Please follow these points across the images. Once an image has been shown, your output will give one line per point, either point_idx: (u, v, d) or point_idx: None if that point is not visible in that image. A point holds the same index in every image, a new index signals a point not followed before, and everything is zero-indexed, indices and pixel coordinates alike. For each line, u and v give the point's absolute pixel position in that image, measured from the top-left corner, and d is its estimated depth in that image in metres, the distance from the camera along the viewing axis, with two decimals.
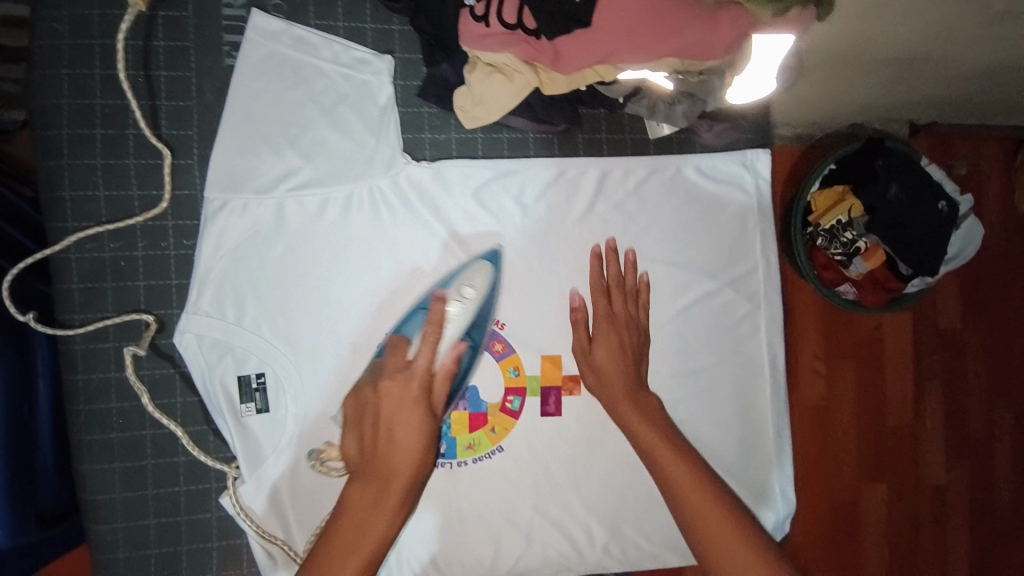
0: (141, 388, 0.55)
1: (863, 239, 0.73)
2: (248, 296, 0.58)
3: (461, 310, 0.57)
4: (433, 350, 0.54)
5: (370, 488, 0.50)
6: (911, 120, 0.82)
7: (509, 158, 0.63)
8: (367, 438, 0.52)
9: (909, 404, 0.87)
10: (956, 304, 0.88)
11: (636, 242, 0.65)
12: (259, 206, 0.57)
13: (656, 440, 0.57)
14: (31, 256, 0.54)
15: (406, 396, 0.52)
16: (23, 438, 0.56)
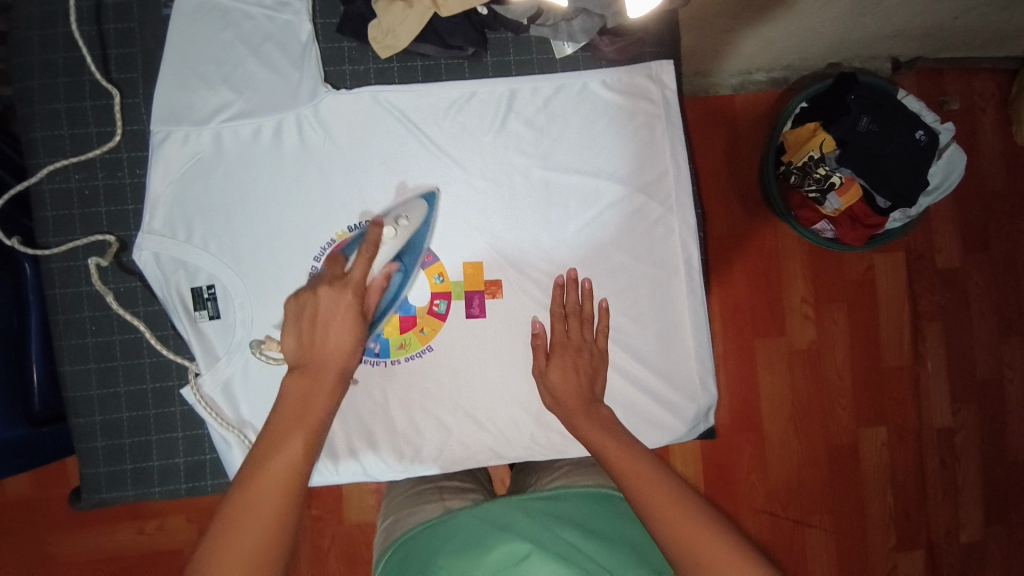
0: (106, 290, 0.64)
1: (837, 173, 1.09)
2: (195, 216, 0.66)
3: (395, 237, 0.65)
4: (367, 265, 0.60)
5: (307, 376, 0.55)
6: (893, 58, 1.22)
7: (424, 82, 0.69)
8: (304, 333, 0.57)
9: (909, 349, 1.34)
10: (954, 252, 1.33)
11: (549, 154, 0.70)
12: (202, 136, 0.66)
13: (605, 438, 0.60)
14: (10, 189, 0.63)
15: (340, 300, 0.58)
16: (17, 345, 0.66)
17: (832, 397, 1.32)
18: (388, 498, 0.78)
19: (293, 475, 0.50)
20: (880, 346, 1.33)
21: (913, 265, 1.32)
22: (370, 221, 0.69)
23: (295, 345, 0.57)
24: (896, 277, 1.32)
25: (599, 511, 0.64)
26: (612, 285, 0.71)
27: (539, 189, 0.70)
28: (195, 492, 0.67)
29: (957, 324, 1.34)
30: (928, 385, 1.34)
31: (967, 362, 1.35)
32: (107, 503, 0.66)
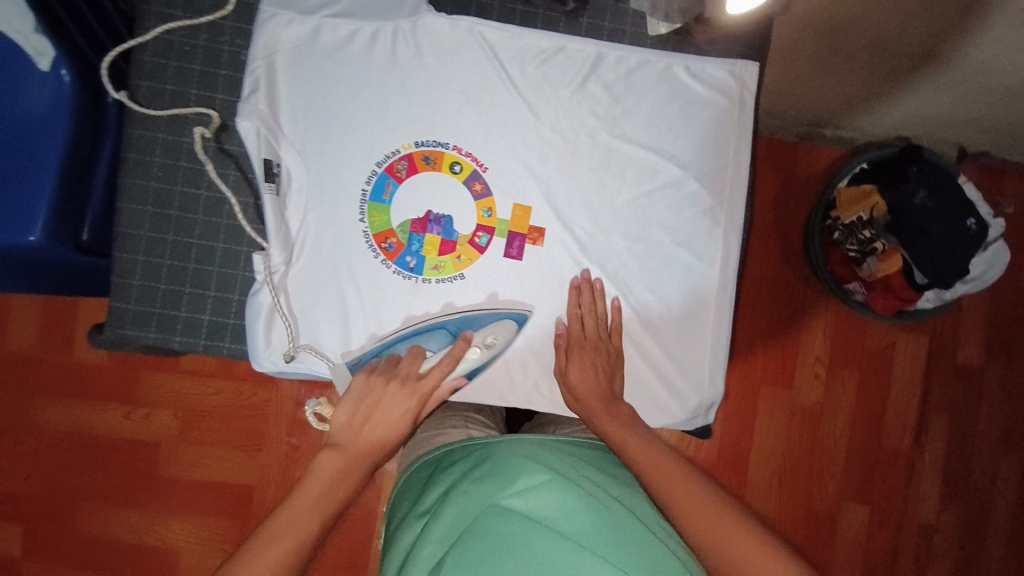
0: (203, 153, 0.67)
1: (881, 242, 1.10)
2: (279, 96, 0.70)
3: (477, 357, 0.69)
4: (442, 376, 0.67)
5: (342, 462, 0.61)
6: (960, 145, 1.22)
7: (520, 26, 0.72)
8: (354, 420, 0.64)
9: (911, 433, 1.32)
10: (975, 350, 1.32)
11: (618, 122, 0.72)
12: (304, 24, 0.69)
13: (626, 437, 0.63)
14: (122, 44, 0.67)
15: (402, 405, 0.66)
16: (84, 172, 0.70)
17: (824, 461, 1.31)
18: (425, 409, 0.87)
19: (293, 554, 0.53)
20: (882, 423, 1.32)
21: (934, 352, 1.32)
22: (437, 142, 0.72)
23: (342, 427, 0.64)
24: (916, 358, 1.32)
25: (613, 466, 0.66)
26: (646, 262, 0.72)
27: (600, 154, 0.72)
28: (211, 351, 0.70)
29: (962, 421, 1.33)
30: (920, 474, 1.33)
31: (964, 463, 1.33)
32: (125, 341, 0.68)
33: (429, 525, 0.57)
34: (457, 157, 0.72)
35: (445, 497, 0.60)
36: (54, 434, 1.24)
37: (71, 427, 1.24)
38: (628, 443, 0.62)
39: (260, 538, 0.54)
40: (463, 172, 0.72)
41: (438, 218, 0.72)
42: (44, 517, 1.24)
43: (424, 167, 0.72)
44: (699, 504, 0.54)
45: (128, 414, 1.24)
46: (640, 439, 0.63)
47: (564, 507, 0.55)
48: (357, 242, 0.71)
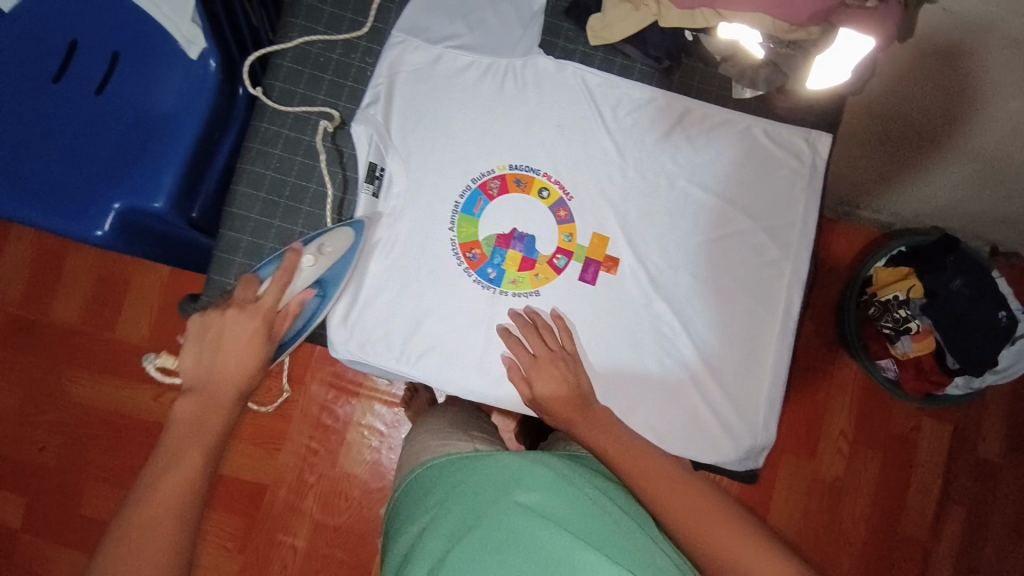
0: (321, 150, 0.74)
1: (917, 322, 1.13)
2: (395, 110, 0.77)
3: (313, 263, 0.69)
4: (280, 290, 0.63)
5: (202, 401, 0.57)
6: (992, 245, 1.25)
7: (617, 76, 0.79)
8: (205, 355, 0.59)
9: (928, 521, 1.31)
10: (996, 444, 1.32)
11: (696, 171, 0.78)
12: (426, 50, 0.77)
13: (624, 449, 0.62)
14: (266, 48, 0.75)
15: (248, 326, 0.61)
16: (204, 156, 0.76)
17: (839, 538, 1.30)
18: (425, 425, 0.85)
19: (189, 486, 0.53)
20: (901, 505, 1.31)
21: (955, 441, 1.32)
22: (530, 167, 0.78)
23: (194, 368, 0.59)
24: (938, 444, 1.32)
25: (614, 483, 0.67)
26: (709, 303, 0.76)
27: (677, 198, 0.78)
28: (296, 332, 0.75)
29: (980, 516, 1.31)
30: (934, 564, 1.31)
31: (979, 560, 1.30)
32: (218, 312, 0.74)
33: (435, 520, 0.59)
34: (546, 183, 0.78)
35: (450, 500, 0.61)
36: (83, 409, 1.27)
37: (100, 404, 1.27)
38: (613, 444, 0.63)
39: (169, 456, 0.54)
40: (550, 198, 0.77)
41: (522, 237, 0.77)
42: (56, 491, 1.25)
43: (515, 189, 0.77)
44: (693, 503, 0.56)
45: (158, 398, 1.27)
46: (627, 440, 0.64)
47: (561, 507, 0.57)
48: (444, 249, 0.76)
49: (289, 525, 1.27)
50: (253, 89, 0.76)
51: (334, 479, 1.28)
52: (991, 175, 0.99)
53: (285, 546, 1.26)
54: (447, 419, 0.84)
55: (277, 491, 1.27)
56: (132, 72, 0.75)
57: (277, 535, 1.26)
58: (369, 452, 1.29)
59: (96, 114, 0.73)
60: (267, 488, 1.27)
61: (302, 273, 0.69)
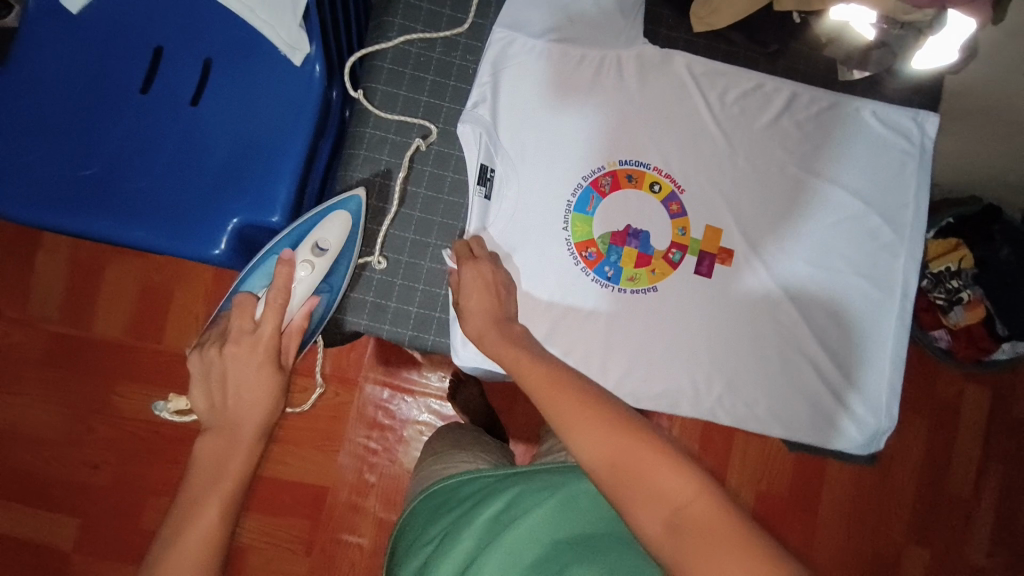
0: (404, 168, 0.72)
1: (967, 291, 1.11)
2: (503, 107, 0.74)
3: (309, 271, 0.68)
4: (276, 313, 0.63)
5: (220, 442, 0.57)
6: None
7: (722, 63, 0.78)
8: (214, 396, 0.60)
9: (972, 483, 1.35)
10: None
11: (808, 158, 0.78)
12: (531, 45, 0.75)
13: (582, 419, 0.51)
14: (363, 49, 0.72)
15: (252, 360, 0.60)
16: (308, 163, 0.72)
17: (889, 504, 1.34)
18: (433, 445, 0.91)
19: (206, 543, 0.51)
20: (947, 468, 1.35)
21: (996, 404, 1.36)
22: (640, 162, 0.77)
23: (210, 408, 0.60)
24: (980, 408, 1.35)
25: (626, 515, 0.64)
26: (827, 290, 0.77)
27: (789, 186, 0.77)
28: (415, 342, 0.74)
29: (1021, 476, 1.36)
30: (976, 522, 1.35)
31: (1020, 518, 1.36)
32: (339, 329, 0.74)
33: (457, 546, 0.60)
34: (657, 177, 0.77)
35: (450, 535, 0.63)
36: (128, 422, 1.20)
37: (147, 416, 1.20)
38: (522, 361, 0.59)
39: (186, 508, 0.53)
40: (662, 191, 0.77)
41: (636, 233, 0.76)
42: (106, 511, 1.18)
43: (626, 184, 0.76)
44: (603, 429, 0.50)
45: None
46: (541, 359, 0.59)
47: (586, 549, 0.56)
48: (560, 249, 0.75)
49: (352, 525, 1.23)
50: (354, 92, 0.73)
51: (395, 476, 1.24)
52: None
53: (351, 546, 1.23)
54: (451, 439, 0.90)
55: (338, 492, 1.23)
56: (226, 76, 0.70)
57: (342, 535, 1.23)
58: None
59: (195, 125, 0.69)
60: (328, 490, 1.23)
61: (298, 283, 0.68)
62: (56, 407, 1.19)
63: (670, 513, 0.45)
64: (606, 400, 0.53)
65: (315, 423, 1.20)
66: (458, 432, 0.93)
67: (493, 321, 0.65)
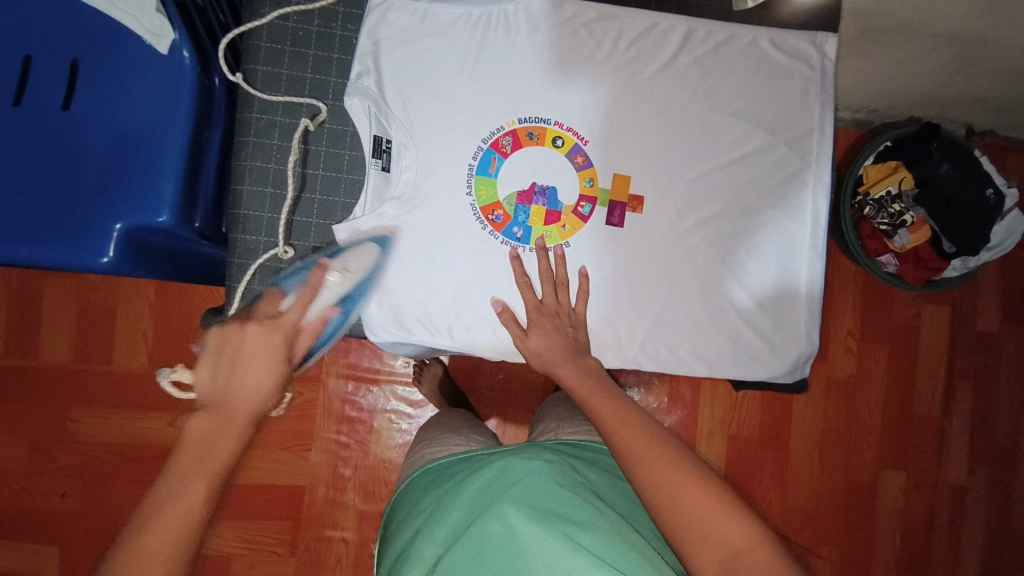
0: (295, 150, 0.69)
1: (910, 210, 1.12)
2: (390, 77, 0.72)
3: (338, 281, 0.68)
4: (303, 308, 0.65)
5: (216, 417, 0.54)
6: (969, 126, 1.25)
7: (614, 6, 0.76)
8: (220, 372, 0.57)
9: (938, 401, 1.38)
10: (994, 319, 1.38)
11: (710, 94, 0.76)
12: (412, 9, 0.72)
13: (633, 441, 0.57)
14: (235, 30, 0.69)
15: (269, 340, 0.61)
16: (196, 158, 0.70)
17: (859, 432, 1.36)
18: (423, 433, 0.91)
19: (192, 519, 0.48)
20: (913, 390, 1.37)
21: (955, 322, 1.38)
22: (541, 118, 0.75)
23: (209, 385, 0.57)
24: (939, 328, 1.37)
25: (614, 484, 0.68)
26: (741, 224, 0.76)
27: (692, 123, 0.76)
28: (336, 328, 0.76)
29: (986, 389, 1.38)
30: (949, 439, 1.38)
31: (989, 428, 1.38)
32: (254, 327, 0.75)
33: (441, 514, 0.61)
34: (559, 132, 0.75)
35: (441, 507, 0.63)
36: (95, 447, 1.21)
37: (111, 439, 1.21)
38: (592, 396, 0.64)
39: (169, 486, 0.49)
40: (565, 145, 0.75)
41: (543, 190, 0.75)
42: (86, 535, 1.21)
43: (528, 142, 0.75)
44: (646, 445, 0.56)
45: (173, 421, 1.22)
46: (609, 394, 0.64)
47: (575, 511, 0.57)
48: (466, 215, 0.74)
49: (334, 519, 1.23)
50: (233, 76, 0.70)
51: (371, 467, 1.24)
52: (972, 45, 0.96)
53: (335, 541, 1.23)
54: (442, 425, 0.90)
55: (315, 489, 1.23)
56: (99, 78, 0.68)
57: (324, 531, 1.23)
58: (399, 434, 1.25)
59: (72, 133, 0.67)
60: (305, 488, 1.23)
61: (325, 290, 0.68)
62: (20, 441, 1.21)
63: (728, 557, 0.48)
64: (649, 424, 0.60)
65: (281, 425, 1.20)
66: (451, 418, 0.93)
67: (561, 352, 0.70)
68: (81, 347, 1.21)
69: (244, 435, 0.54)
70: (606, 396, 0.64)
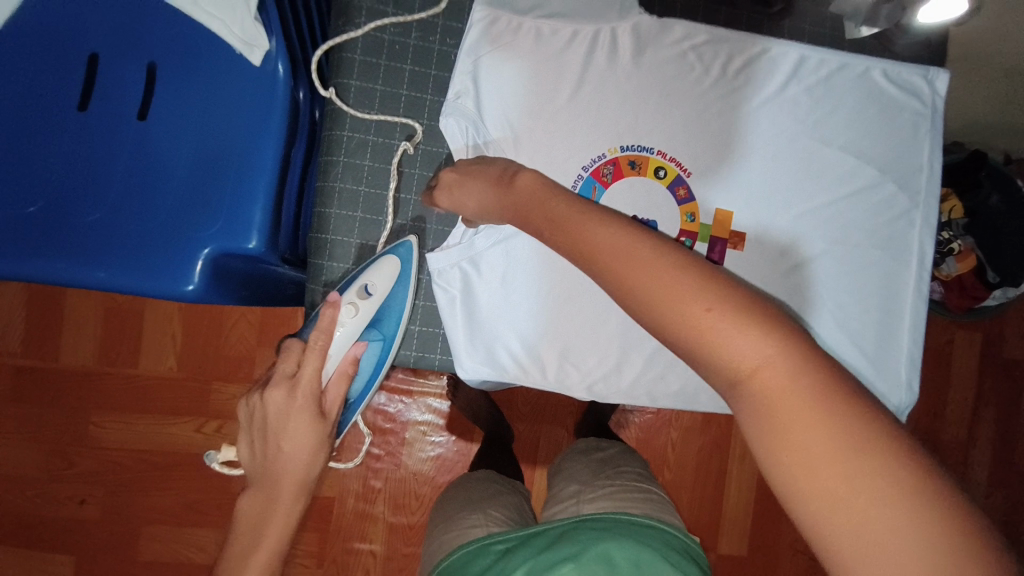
0: (392, 174, 0.67)
1: (957, 241, 1.04)
2: (488, 97, 0.68)
3: (354, 313, 0.66)
4: (319, 358, 0.62)
5: (264, 494, 0.58)
6: None
7: (724, 29, 0.71)
8: (259, 445, 0.60)
9: (965, 423, 1.36)
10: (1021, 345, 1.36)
11: (821, 126, 0.73)
12: (516, 24, 0.67)
13: (775, 390, 0.39)
14: (330, 42, 0.65)
15: (295, 406, 0.60)
16: (282, 180, 0.64)
17: None
18: (437, 513, 0.84)
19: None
20: (941, 415, 1.35)
21: (986, 348, 1.35)
22: (643, 147, 0.71)
23: (255, 456, 0.60)
24: (970, 353, 1.35)
25: (641, 560, 0.58)
26: (844, 266, 0.74)
27: (799, 157, 0.73)
28: (421, 361, 0.72)
29: (1011, 414, 1.37)
30: (972, 463, 1.37)
31: (1012, 453, 1.37)
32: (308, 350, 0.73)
33: None
34: (662, 162, 0.71)
35: None
36: (115, 453, 1.12)
37: (135, 445, 1.12)
38: (760, 373, 0.39)
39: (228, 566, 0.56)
40: (668, 177, 0.71)
41: (643, 224, 0.71)
42: (100, 547, 1.12)
43: (629, 172, 0.71)
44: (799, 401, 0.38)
45: (201, 428, 1.13)
46: (777, 352, 0.39)
47: None
48: None
49: (362, 531, 1.18)
50: (325, 90, 0.66)
51: (402, 478, 1.19)
52: None
53: (363, 554, 1.18)
54: (459, 501, 0.84)
55: (344, 501, 1.18)
56: (177, 84, 0.62)
57: (353, 543, 1.18)
58: (431, 446, 1.20)
59: (149, 143, 0.62)
60: (333, 500, 1.18)
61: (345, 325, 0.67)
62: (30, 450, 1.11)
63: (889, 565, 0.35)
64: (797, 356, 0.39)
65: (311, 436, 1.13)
66: (468, 490, 0.87)
67: (689, 285, 0.42)
68: (106, 348, 1.12)
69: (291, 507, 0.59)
70: (754, 342, 0.39)
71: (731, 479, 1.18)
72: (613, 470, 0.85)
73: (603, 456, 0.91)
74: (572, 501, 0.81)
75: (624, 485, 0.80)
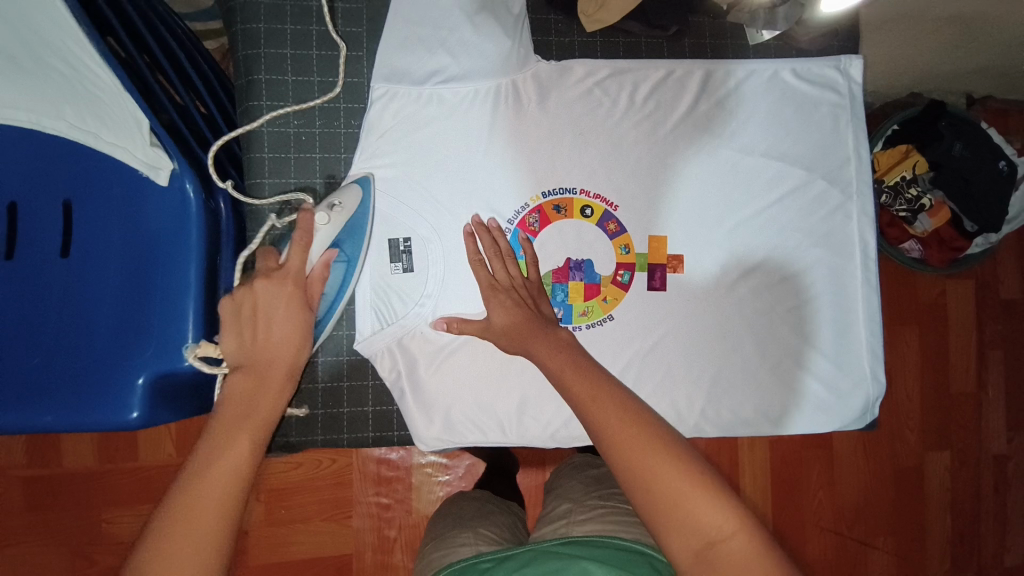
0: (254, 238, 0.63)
1: (927, 196, 0.95)
2: (399, 170, 0.68)
3: (327, 220, 0.62)
4: (304, 254, 0.58)
5: (252, 377, 0.53)
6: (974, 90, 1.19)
7: (625, 58, 0.72)
8: (244, 334, 0.54)
9: (974, 372, 1.18)
10: (1015, 277, 1.18)
11: (739, 136, 0.72)
12: (415, 94, 0.68)
13: (669, 482, 0.47)
14: (232, 131, 0.64)
15: (285, 295, 0.56)
16: (211, 290, 0.65)
17: (901, 418, 1.16)
18: (431, 527, 0.81)
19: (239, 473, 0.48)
20: (947, 369, 1.17)
21: (983, 294, 1.18)
22: (565, 189, 0.71)
23: (235, 348, 0.54)
24: (966, 306, 1.17)
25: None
26: (788, 270, 0.73)
27: (724, 169, 0.72)
28: (381, 440, 0.73)
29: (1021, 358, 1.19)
30: (987, 417, 1.19)
31: None
32: (293, 447, 0.71)
33: None
34: (587, 201, 0.71)
35: None
36: (133, 548, 1.00)
37: None
38: (648, 463, 0.48)
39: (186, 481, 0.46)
40: (595, 214, 0.71)
41: (578, 265, 0.71)
42: None
43: (556, 217, 0.71)
44: (684, 488, 0.47)
45: None
46: (660, 444, 0.49)
47: None
48: (458, 292, 0.69)
49: None
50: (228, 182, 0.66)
51: (417, 525, 1.03)
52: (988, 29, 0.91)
53: None
54: (450, 518, 0.79)
55: (361, 556, 1.01)
56: (95, 215, 0.63)
57: None
58: (441, 487, 1.03)
59: (78, 278, 0.63)
60: (351, 556, 1.01)
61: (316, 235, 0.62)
62: (24, 567, 0.99)
63: None
64: (676, 448, 0.50)
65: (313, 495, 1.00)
66: (461, 506, 0.82)
67: (598, 402, 0.53)
68: (105, 445, 1.01)
69: (282, 389, 0.53)
70: (722, 508, 0.46)
71: (744, 471, 1.10)
72: (609, 488, 0.76)
73: (599, 472, 0.81)
74: (562, 522, 0.72)
75: (617, 508, 0.71)
